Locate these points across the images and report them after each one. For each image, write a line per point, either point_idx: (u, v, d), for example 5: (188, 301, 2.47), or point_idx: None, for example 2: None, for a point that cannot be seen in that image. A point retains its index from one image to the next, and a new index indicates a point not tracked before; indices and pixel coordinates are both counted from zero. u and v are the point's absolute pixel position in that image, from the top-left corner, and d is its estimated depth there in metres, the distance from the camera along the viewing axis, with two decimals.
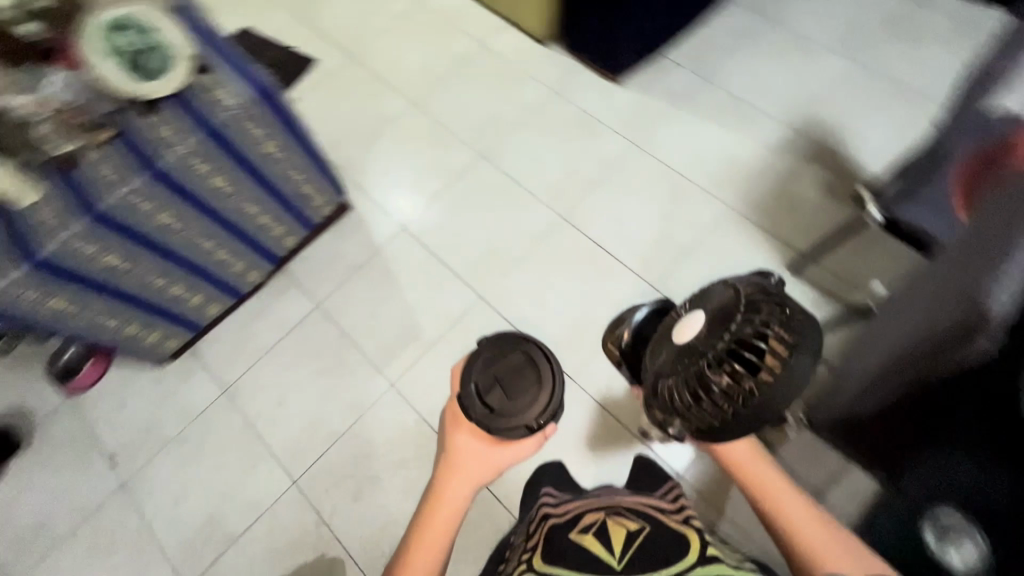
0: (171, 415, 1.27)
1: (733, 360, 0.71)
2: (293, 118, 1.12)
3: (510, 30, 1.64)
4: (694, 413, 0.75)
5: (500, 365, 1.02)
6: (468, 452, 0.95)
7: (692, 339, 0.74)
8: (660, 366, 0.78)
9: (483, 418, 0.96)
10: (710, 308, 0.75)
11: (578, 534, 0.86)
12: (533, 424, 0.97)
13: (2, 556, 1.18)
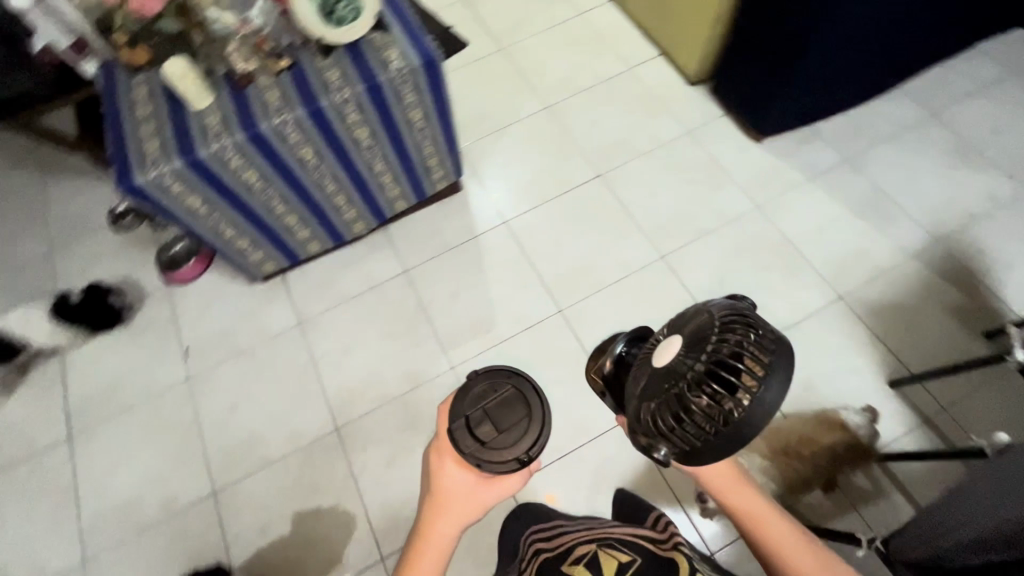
0: (247, 329, 1.34)
1: (712, 382, 0.51)
2: (445, 93, 1.13)
3: (661, 63, 1.63)
4: (674, 445, 0.54)
5: (492, 395, 0.69)
6: (458, 494, 0.65)
7: (661, 362, 0.55)
8: (628, 391, 0.58)
9: (473, 455, 0.64)
10: (686, 326, 0.56)
11: (568, 566, 0.80)
12: (526, 457, 0.65)
13: (71, 406, 1.29)
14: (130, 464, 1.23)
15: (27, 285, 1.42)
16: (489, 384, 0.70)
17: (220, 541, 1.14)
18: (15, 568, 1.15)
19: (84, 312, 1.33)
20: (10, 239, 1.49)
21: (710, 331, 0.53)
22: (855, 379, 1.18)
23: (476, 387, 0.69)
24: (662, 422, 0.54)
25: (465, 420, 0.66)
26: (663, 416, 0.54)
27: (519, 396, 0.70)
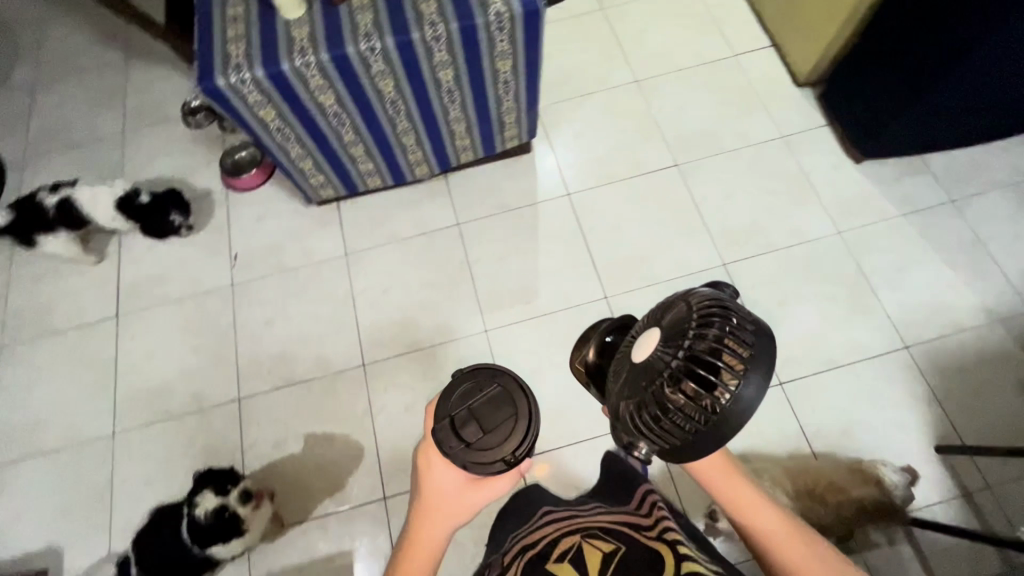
0: (295, 249, 1.35)
1: (689, 379, 0.48)
2: (539, 48, 1.06)
3: (770, 55, 1.50)
4: (654, 441, 0.52)
5: (477, 396, 0.68)
6: (446, 494, 0.64)
7: (639, 357, 0.51)
8: (610, 389, 0.54)
9: (458, 456, 0.64)
10: (664, 318, 0.52)
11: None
12: (512, 458, 0.65)
13: (122, 287, 1.34)
14: (167, 354, 1.28)
15: (96, 162, 1.46)
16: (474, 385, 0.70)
17: (237, 445, 1.19)
18: (52, 424, 1.23)
19: (149, 219, 1.27)
20: (87, 114, 1.52)
21: (688, 324, 0.49)
22: (899, 436, 1.12)
23: (464, 386, 0.69)
24: (640, 419, 0.51)
25: (450, 421, 0.66)
26: (642, 414, 0.51)
27: (504, 397, 0.69)
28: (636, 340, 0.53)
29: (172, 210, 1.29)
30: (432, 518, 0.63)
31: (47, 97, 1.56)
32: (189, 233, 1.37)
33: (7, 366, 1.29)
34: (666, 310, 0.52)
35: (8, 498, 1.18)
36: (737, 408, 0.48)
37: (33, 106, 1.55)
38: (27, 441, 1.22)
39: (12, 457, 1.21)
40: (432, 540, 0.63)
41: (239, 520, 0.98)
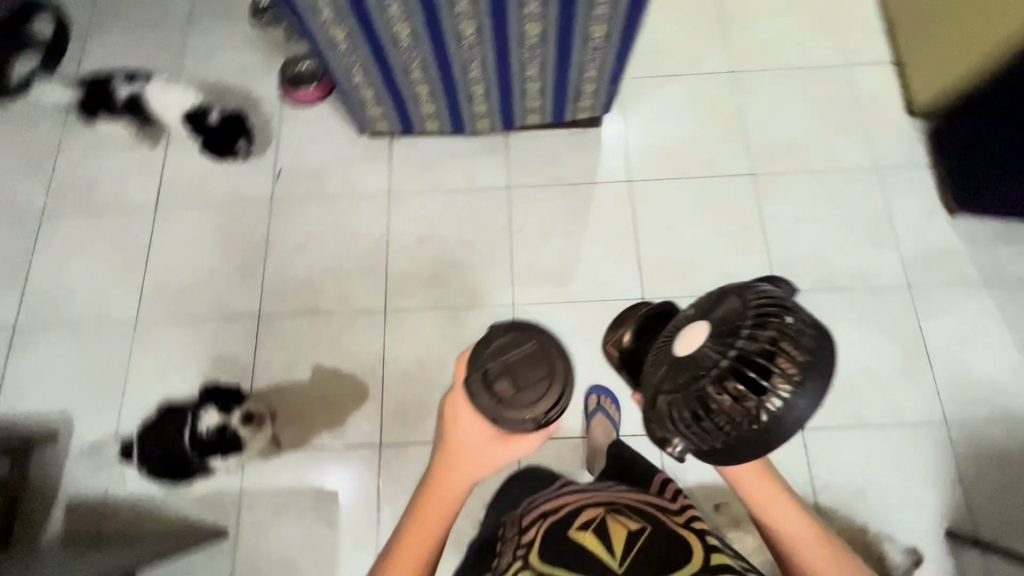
0: (339, 177, 1.31)
1: (737, 379, 0.53)
2: (639, 18, 0.95)
3: (888, 73, 1.34)
4: (692, 436, 0.56)
5: (514, 354, 0.71)
6: (470, 446, 0.72)
7: (687, 352, 0.56)
8: (652, 379, 0.58)
9: (489, 413, 0.69)
10: (714, 315, 0.56)
11: (575, 532, 0.69)
12: (540, 420, 0.70)
13: (165, 178, 1.33)
14: (198, 255, 1.28)
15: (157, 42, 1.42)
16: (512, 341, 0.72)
17: (249, 359, 1.20)
18: (80, 298, 1.26)
19: (213, 138, 1.24)
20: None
21: (740, 325, 0.54)
22: (911, 510, 1.07)
23: (500, 343, 0.72)
24: (682, 414, 0.55)
25: (484, 376, 0.70)
26: (685, 408, 0.55)
27: (541, 357, 0.72)
28: (682, 334, 0.58)
29: (238, 134, 1.25)
30: (457, 466, 0.72)
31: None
32: (248, 159, 1.32)
33: (45, 231, 1.31)
34: (720, 309, 0.57)
35: (30, 360, 1.22)
36: (781, 414, 0.53)
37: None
38: (54, 309, 1.25)
39: (38, 322, 1.25)
40: (455, 487, 0.72)
41: (240, 437, 1.01)
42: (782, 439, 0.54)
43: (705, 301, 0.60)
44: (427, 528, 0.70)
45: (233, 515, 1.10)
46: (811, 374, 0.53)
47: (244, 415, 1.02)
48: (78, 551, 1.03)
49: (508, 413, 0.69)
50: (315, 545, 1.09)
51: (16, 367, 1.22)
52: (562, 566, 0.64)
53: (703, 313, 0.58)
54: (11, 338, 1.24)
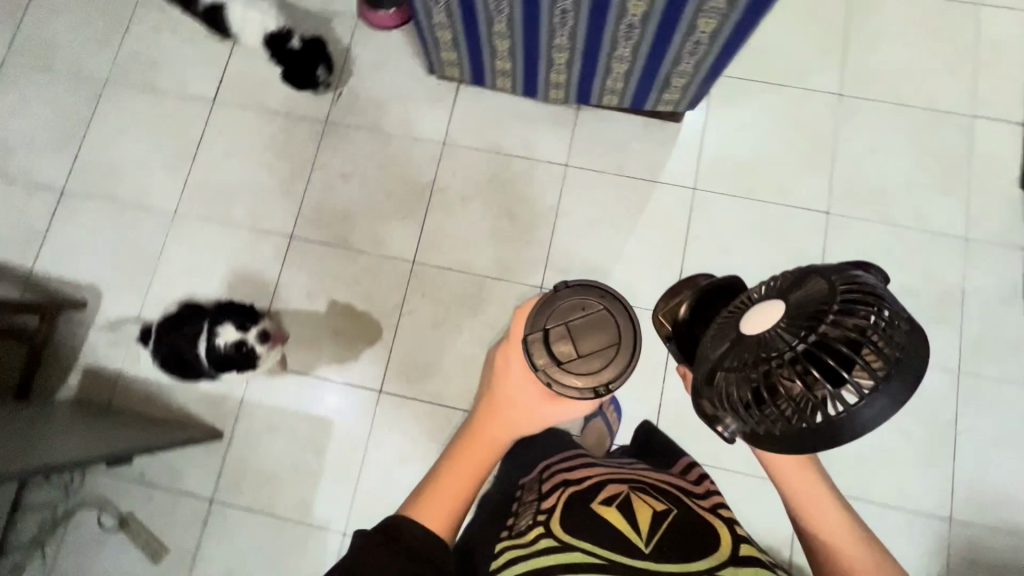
0: (398, 114, 1.27)
1: (811, 367, 0.48)
2: (756, 21, 0.85)
3: (1014, 136, 1.20)
4: (750, 419, 0.53)
5: (578, 316, 0.71)
6: (517, 398, 0.78)
7: (761, 330, 0.50)
8: (712, 355, 0.55)
9: (545, 373, 0.69)
10: (796, 294, 0.51)
11: (599, 506, 0.73)
12: (601, 390, 0.69)
13: (227, 74, 1.30)
14: (244, 161, 1.27)
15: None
16: (578, 302, 0.71)
17: (274, 277, 1.21)
18: (127, 176, 1.28)
19: (293, 64, 1.18)
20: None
21: (827, 309, 0.48)
22: None
23: (565, 303, 0.71)
24: (742, 393, 0.52)
25: (544, 335, 0.70)
26: (747, 387, 0.51)
27: (608, 323, 0.70)
28: (753, 310, 0.53)
29: (318, 61, 1.19)
30: (500, 417, 0.80)
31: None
32: (325, 91, 1.27)
33: (105, 101, 1.31)
34: (799, 288, 0.51)
35: (73, 226, 1.26)
36: (856, 411, 0.48)
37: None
38: (101, 183, 1.28)
39: (85, 190, 1.28)
40: (493, 438, 0.80)
41: (256, 356, 1.05)
42: (854, 438, 0.49)
43: (785, 277, 0.54)
44: (464, 475, 0.76)
45: (231, 420, 1.15)
46: (894, 373, 0.48)
47: (260, 336, 1.04)
48: (87, 417, 1.09)
49: (565, 379, 0.69)
50: (300, 468, 1.14)
51: (58, 230, 1.26)
52: (587, 538, 0.67)
53: (782, 289, 0.53)
54: (58, 201, 1.27)
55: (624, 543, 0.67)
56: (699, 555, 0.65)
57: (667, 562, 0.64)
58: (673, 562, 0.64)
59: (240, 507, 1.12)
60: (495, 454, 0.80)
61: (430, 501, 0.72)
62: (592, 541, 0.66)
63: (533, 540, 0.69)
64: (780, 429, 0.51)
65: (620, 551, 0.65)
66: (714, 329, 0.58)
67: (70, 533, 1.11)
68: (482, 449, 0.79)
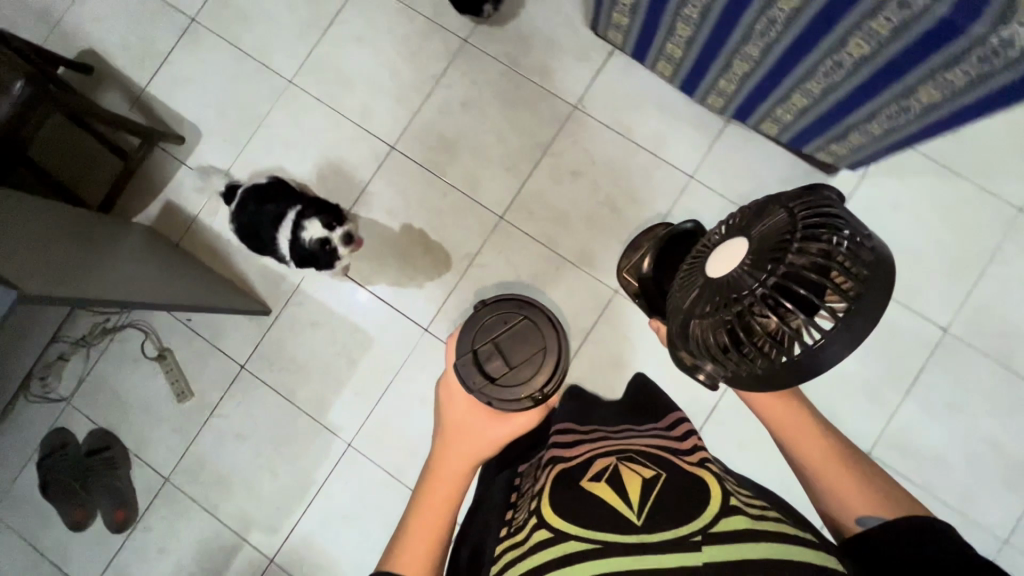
0: (539, 59, 1.18)
1: (779, 298, 0.53)
2: (988, 110, 0.73)
3: None
4: (731, 360, 0.58)
5: (502, 330, 0.99)
6: (465, 421, 0.84)
7: (729, 272, 0.57)
8: (690, 303, 0.62)
9: (486, 392, 0.89)
10: (755, 233, 0.58)
11: (587, 484, 0.63)
12: (537, 394, 0.92)
13: None
14: (372, 51, 1.21)
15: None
16: (500, 319, 0.99)
17: (364, 180, 1.19)
18: (255, 26, 1.24)
19: None
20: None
21: (785, 243, 0.54)
22: None
23: (487, 318, 0.98)
24: (721, 335, 0.58)
25: (474, 355, 0.94)
26: (725, 327, 0.57)
27: (529, 330, 1.00)
28: (721, 256, 0.60)
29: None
30: (456, 439, 0.80)
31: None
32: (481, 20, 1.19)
33: None
34: (762, 226, 0.58)
35: (194, 58, 1.25)
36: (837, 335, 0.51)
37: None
38: (230, 23, 1.24)
39: (213, 25, 1.25)
40: (455, 464, 0.76)
41: (337, 255, 1.05)
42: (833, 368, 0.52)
43: (745, 219, 0.62)
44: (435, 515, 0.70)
45: (281, 302, 1.17)
46: (867, 290, 0.51)
47: (343, 240, 1.04)
48: (156, 249, 1.13)
49: (506, 389, 0.90)
50: (328, 369, 1.16)
51: (179, 57, 1.25)
52: (578, 522, 0.57)
53: (744, 229, 0.60)
54: (188, 27, 1.25)
55: (614, 520, 0.57)
56: (690, 514, 0.55)
57: (662, 532, 0.54)
58: (670, 531, 0.54)
59: (266, 382, 1.16)
60: (463, 481, 0.75)
61: (409, 547, 0.66)
62: (583, 523, 0.57)
63: (526, 537, 0.59)
64: (763, 365, 0.55)
65: (612, 531, 0.55)
66: (691, 279, 0.65)
67: (114, 344, 1.18)
68: (446, 486, 0.74)
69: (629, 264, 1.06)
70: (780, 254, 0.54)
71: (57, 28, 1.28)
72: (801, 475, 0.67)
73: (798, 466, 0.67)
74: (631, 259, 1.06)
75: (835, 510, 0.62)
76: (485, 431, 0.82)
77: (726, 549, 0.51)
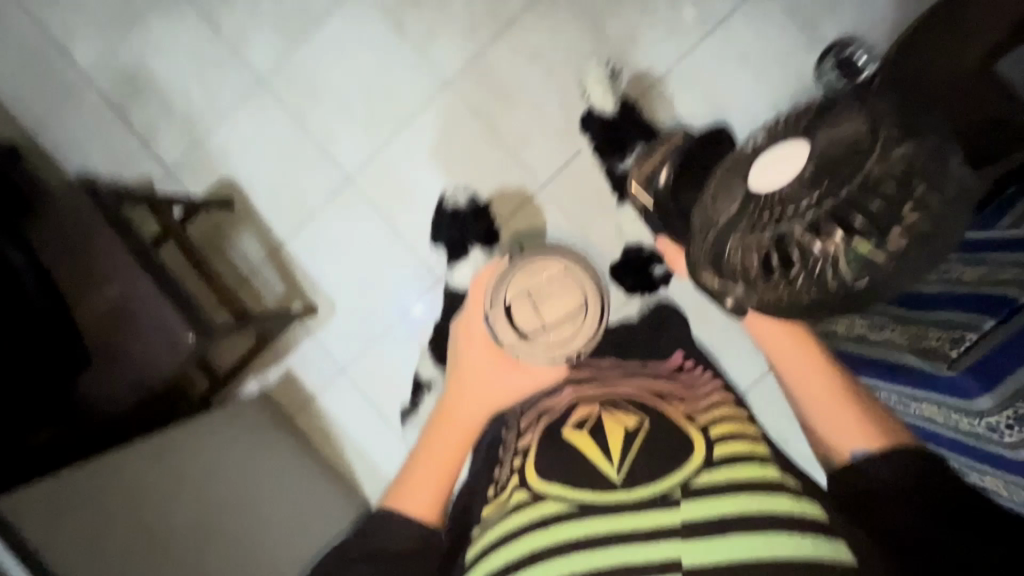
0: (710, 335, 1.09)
1: (828, 221, 0.52)
2: None
3: None
4: (763, 284, 0.58)
5: (540, 280, 0.88)
6: (480, 368, 0.86)
7: (779, 184, 0.54)
8: (723, 223, 0.59)
9: (513, 347, 0.84)
10: (821, 137, 0.54)
11: (569, 434, 0.65)
12: (572, 356, 0.84)
13: (572, 169, 1.10)
14: None
15: (694, 4, 1.07)
16: (540, 266, 0.89)
17: None
18: (415, 206, 1.14)
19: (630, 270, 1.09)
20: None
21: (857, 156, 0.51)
22: None
23: (531, 266, 0.89)
24: (760, 258, 0.56)
25: (504, 306, 0.87)
26: (767, 248, 0.55)
27: (572, 283, 0.88)
28: (769, 164, 0.56)
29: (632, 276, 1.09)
30: (459, 392, 0.85)
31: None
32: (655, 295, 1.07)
33: (435, 109, 1.12)
34: (833, 129, 0.54)
35: (339, 219, 1.15)
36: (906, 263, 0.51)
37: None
38: (387, 193, 1.14)
39: (368, 190, 1.15)
40: (462, 419, 0.81)
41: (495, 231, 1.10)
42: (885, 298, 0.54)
43: (803, 119, 0.57)
44: (433, 476, 0.75)
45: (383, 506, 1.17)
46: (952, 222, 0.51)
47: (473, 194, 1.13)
48: (263, 423, 1.08)
49: (538, 340, 0.85)
50: None
51: (325, 215, 1.15)
52: (558, 480, 0.62)
53: (804, 130, 0.56)
54: (342, 185, 1.15)
55: (594, 475, 0.61)
56: (671, 469, 0.59)
57: (643, 488, 0.58)
58: (653, 490, 0.58)
59: None
60: (469, 434, 0.80)
61: (414, 492, 0.73)
62: (562, 481, 0.61)
63: (511, 497, 0.65)
64: (802, 289, 0.55)
65: (593, 489, 0.59)
66: (717, 195, 0.62)
67: None
68: (459, 437, 0.80)
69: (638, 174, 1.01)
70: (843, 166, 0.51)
71: (199, 144, 1.18)
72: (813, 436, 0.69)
73: (812, 424, 0.69)
74: (640, 170, 1.02)
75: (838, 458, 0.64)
76: (504, 381, 0.84)
77: (710, 502, 0.56)
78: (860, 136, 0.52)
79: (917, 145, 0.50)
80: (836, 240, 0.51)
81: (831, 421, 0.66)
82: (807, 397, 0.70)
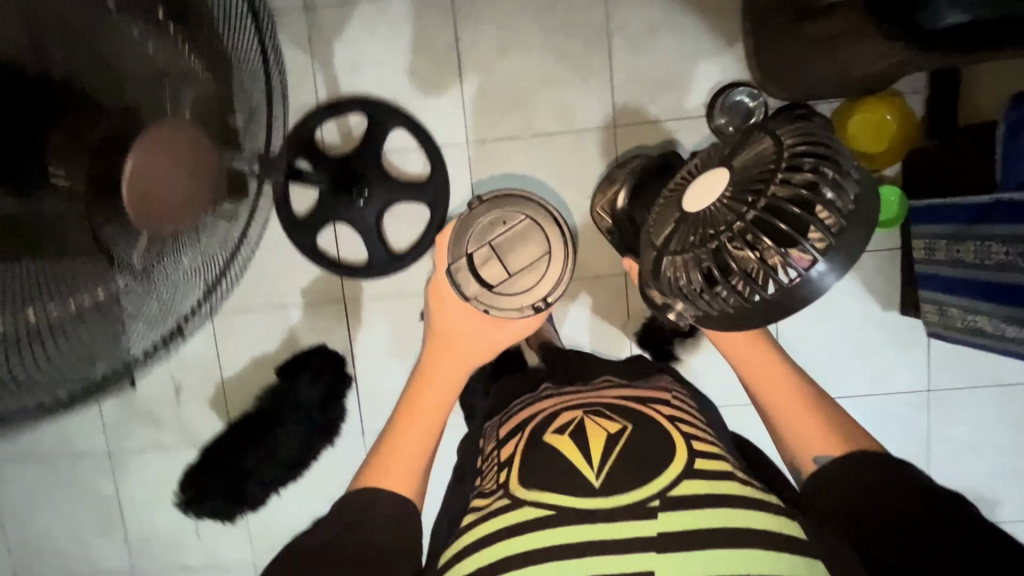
0: (864, 371, 1.09)
1: (751, 237, 0.59)
2: None
3: None
4: (706, 298, 0.64)
5: (501, 231, 0.96)
6: (453, 338, 0.91)
7: (707, 207, 0.62)
8: (665, 237, 0.67)
9: (479, 297, 0.93)
10: (738, 164, 0.63)
11: (550, 436, 0.67)
12: (538, 304, 0.96)
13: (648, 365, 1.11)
14: None
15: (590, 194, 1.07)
16: (499, 221, 0.96)
17: None
18: None
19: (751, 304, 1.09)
20: (556, 103, 1.05)
21: (766, 175, 0.60)
22: None
23: (485, 220, 0.96)
24: (696, 274, 0.63)
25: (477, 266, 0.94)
26: (699, 265, 0.63)
27: (535, 230, 0.97)
28: (697, 190, 0.65)
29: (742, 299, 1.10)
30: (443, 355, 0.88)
31: (490, 52, 1.04)
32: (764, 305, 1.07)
33: None
34: (745, 156, 0.63)
35: None
36: (835, 247, 0.57)
37: (467, 57, 1.05)
38: None
39: None
40: (448, 374, 0.86)
41: None
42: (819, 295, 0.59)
43: (725, 149, 0.67)
44: (421, 431, 0.79)
45: None
46: (854, 221, 0.58)
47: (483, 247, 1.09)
48: None
49: (506, 297, 0.94)
50: None
51: None
52: (533, 482, 0.62)
53: (725, 160, 0.65)
54: None
55: (575, 474, 0.62)
56: (657, 470, 0.61)
57: (622, 494, 0.60)
58: (627, 496, 0.60)
59: None
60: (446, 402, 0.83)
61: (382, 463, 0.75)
62: (539, 484, 0.62)
63: (489, 500, 0.65)
64: (737, 303, 0.61)
65: (574, 491, 0.61)
66: (661, 217, 0.70)
67: None
68: (439, 396, 0.83)
69: (604, 199, 1.01)
70: (760, 185, 0.60)
71: None
72: (762, 415, 0.77)
73: (768, 413, 0.76)
74: (605, 193, 1.02)
75: (796, 450, 0.71)
76: (488, 332, 0.92)
77: (684, 515, 0.58)
78: (770, 161, 0.61)
79: (815, 156, 0.59)
80: (756, 254, 0.58)
81: (782, 411, 0.74)
82: (751, 381, 0.79)
